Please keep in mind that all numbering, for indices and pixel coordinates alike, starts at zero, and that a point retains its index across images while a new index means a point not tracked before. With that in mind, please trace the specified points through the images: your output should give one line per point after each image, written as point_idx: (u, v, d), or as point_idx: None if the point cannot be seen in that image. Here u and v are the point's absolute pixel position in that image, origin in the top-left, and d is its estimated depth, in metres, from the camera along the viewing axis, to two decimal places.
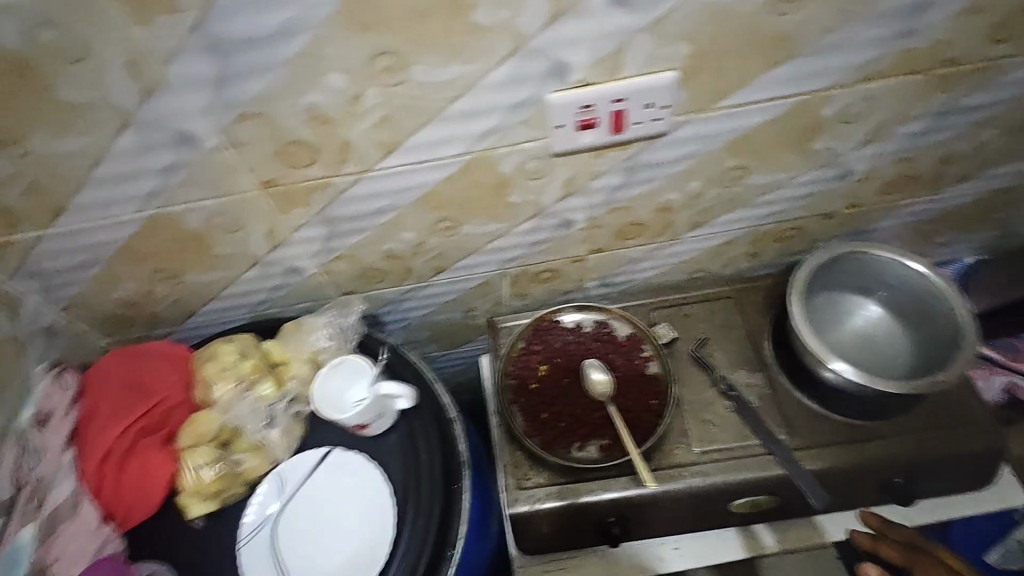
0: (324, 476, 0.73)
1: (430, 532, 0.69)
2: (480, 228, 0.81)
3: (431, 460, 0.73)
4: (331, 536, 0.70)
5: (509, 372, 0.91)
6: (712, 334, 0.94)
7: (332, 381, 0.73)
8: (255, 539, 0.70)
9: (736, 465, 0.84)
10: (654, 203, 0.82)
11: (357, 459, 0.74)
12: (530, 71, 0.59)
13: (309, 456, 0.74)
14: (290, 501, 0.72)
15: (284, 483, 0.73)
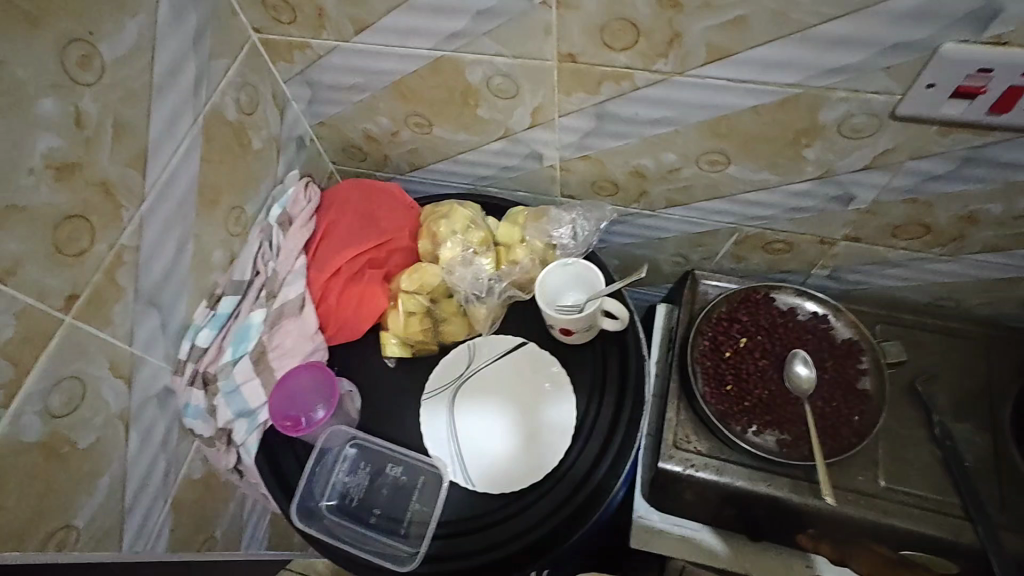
0: (513, 362, 0.73)
1: (604, 457, 0.67)
2: (749, 174, 0.73)
3: (622, 389, 0.70)
4: (505, 423, 0.70)
5: (703, 331, 0.85)
6: (944, 371, 0.83)
7: (558, 271, 0.71)
8: (437, 398, 0.72)
9: (927, 517, 0.74)
10: (960, 208, 0.69)
11: (550, 363, 0.72)
12: (944, 8, 0.49)
13: (503, 343, 0.74)
14: (473, 372, 0.73)
15: (476, 355, 0.74)
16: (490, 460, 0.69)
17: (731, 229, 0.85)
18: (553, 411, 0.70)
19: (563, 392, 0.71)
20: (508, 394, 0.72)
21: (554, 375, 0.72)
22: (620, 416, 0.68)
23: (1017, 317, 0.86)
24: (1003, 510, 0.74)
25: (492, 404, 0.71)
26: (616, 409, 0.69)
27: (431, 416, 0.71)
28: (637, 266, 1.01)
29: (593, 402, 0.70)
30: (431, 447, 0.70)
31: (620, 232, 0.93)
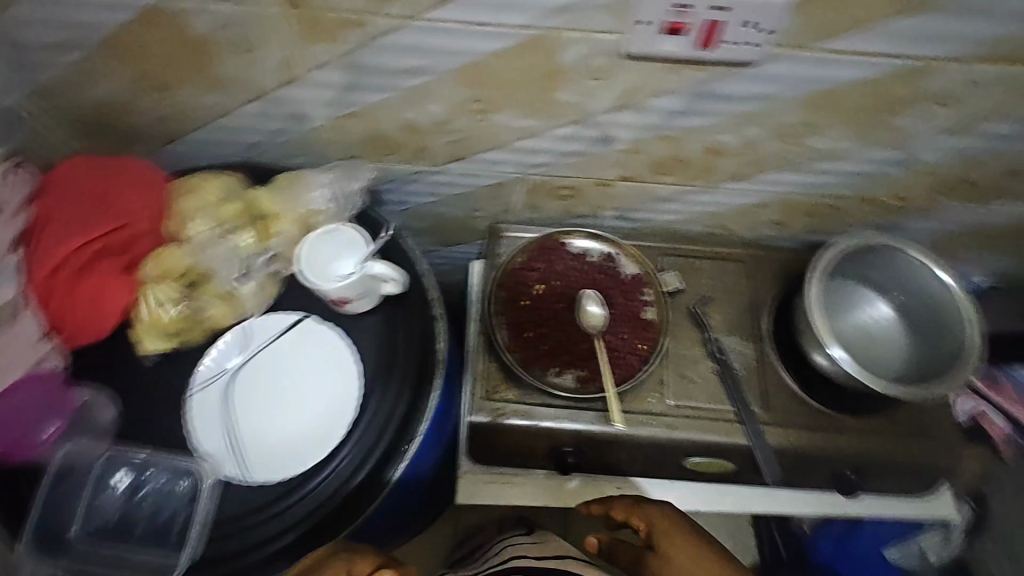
0: (291, 340, 0.68)
1: (393, 421, 0.66)
2: (516, 121, 0.73)
3: (408, 351, 0.69)
4: (285, 404, 0.66)
5: (503, 283, 0.87)
6: (716, 293, 0.91)
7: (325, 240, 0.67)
8: (209, 390, 0.66)
9: (704, 423, 0.83)
10: (704, 142, 0.75)
11: (330, 333, 0.69)
12: None
13: (279, 322, 0.69)
14: (249, 356, 0.67)
15: (249, 339, 0.68)
16: (271, 446, 0.64)
17: (519, 179, 0.86)
18: (337, 384, 0.67)
19: (348, 363, 0.68)
20: (288, 374, 0.67)
21: (338, 347, 0.69)
22: (409, 380, 0.67)
23: (775, 238, 0.96)
24: (765, 407, 0.85)
25: (270, 386, 0.67)
26: (404, 372, 0.68)
27: (202, 409, 0.65)
28: (445, 225, 1.00)
29: (381, 369, 0.68)
30: (205, 442, 0.64)
31: (416, 191, 0.91)
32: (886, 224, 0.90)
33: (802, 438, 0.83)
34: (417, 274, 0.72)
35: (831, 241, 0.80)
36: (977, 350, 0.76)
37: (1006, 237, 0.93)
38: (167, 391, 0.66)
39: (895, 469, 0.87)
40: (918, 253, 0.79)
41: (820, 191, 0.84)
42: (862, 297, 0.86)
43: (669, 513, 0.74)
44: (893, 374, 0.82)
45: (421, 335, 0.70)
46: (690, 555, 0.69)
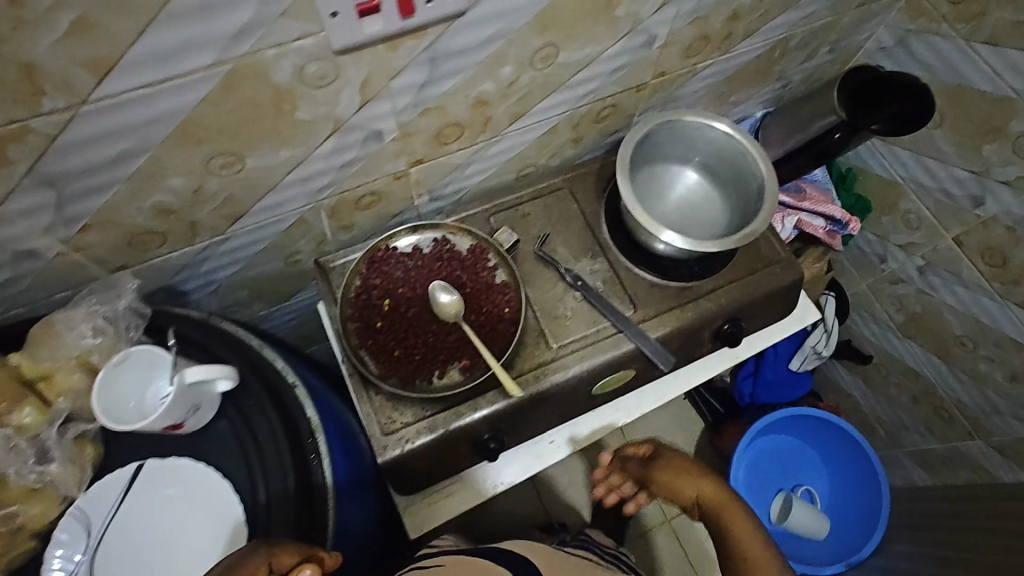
0: (140, 493, 0.61)
1: (291, 512, 0.60)
2: (271, 158, 0.67)
3: (271, 437, 0.63)
4: (160, 560, 0.58)
5: (349, 316, 0.82)
6: (551, 228, 0.93)
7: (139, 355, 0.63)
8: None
9: (594, 348, 0.85)
10: (466, 97, 0.73)
11: (183, 463, 0.62)
12: None
13: (117, 481, 0.61)
14: (99, 533, 0.59)
15: (90, 517, 0.59)
16: None
17: (313, 208, 0.80)
18: (216, 509, 0.60)
19: (214, 483, 0.61)
20: (155, 528, 0.59)
21: (196, 470, 0.61)
22: (291, 465, 0.62)
23: (581, 153, 0.99)
24: (637, 309, 0.89)
25: (137, 551, 0.59)
26: (281, 459, 0.62)
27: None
28: (270, 280, 0.93)
29: (254, 467, 0.62)
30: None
31: (216, 267, 0.82)
32: (662, 100, 0.96)
33: (678, 320, 0.88)
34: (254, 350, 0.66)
35: (623, 136, 0.82)
36: (773, 176, 0.83)
37: (759, 68, 1.03)
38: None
39: (763, 308, 0.95)
40: (691, 116, 0.85)
41: (593, 97, 0.87)
42: (671, 175, 0.92)
43: (684, 457, 0.87)
44: (723, 229, 0.89)
45: (282, 413, 0.64)
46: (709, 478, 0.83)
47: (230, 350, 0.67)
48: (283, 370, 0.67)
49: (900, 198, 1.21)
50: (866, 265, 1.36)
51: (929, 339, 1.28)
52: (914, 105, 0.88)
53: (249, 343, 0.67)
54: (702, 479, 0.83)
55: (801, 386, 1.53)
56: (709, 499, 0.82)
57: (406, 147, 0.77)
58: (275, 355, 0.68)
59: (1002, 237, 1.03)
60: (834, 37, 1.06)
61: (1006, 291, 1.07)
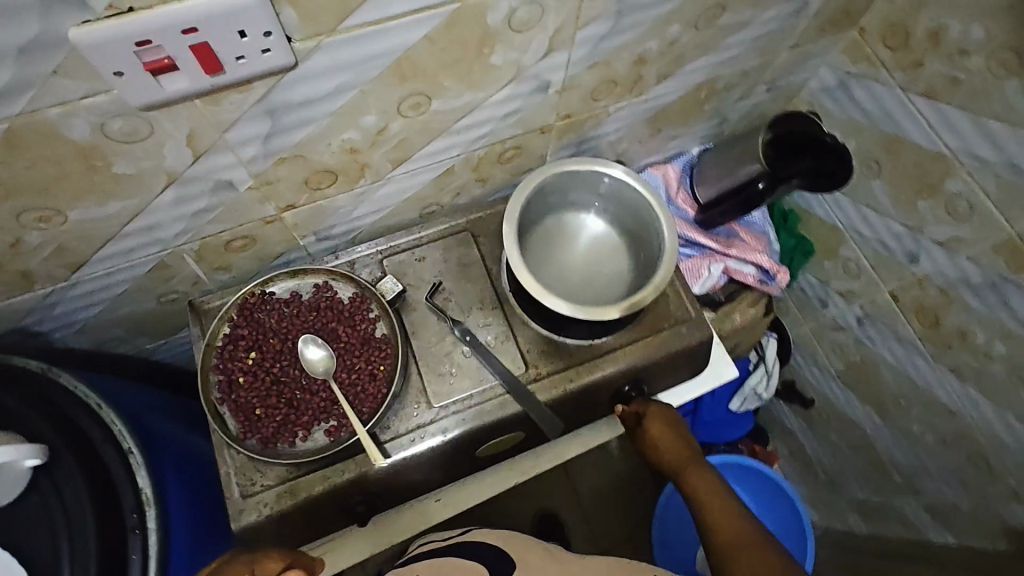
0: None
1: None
2: (99, 210, 0.61)
3: (83, 510, 0.59)
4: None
5: (213, 368, 0.77)
6: (448, 274, 0.87)
7: None
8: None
9: (477, 410, 0.81)
10: (329, 145, 0.67)
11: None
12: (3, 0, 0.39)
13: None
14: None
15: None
16: None
17: (173, 253, 0.74)
18: None
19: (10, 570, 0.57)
20: None
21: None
22: (99, 537, 0.59)
23: (491, 191, 0.94)
24: (528, 368, 0.84)
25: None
26: (88, 531, 0.59)
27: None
28: (148, 319, 0.87)
29: (58, 540, 0.59)
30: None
31: (72, 309, 0.77)
32: (575, 140, 0.90)
33: (571, 381, 0.84)
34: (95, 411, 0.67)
35: (522, 182, 0.78)
36: (671, 234, 0.78)
37: (686, 106, 0.97)
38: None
39: (670, 368, 0.90)
40: (582, 165, 0.80)
41: (490, 140, 0.81)
42: (571, 224, 0.87)
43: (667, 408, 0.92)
44: (625, 286, 0.83)
45: (106, 478, 0.63)
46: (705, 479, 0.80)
47: (58, 413, 0.65)
48: (120, 431, 0.67)
49: (840, 244, 1.15)
50: (809, 308, 1.30)
51: (866, 390, 1.23)
52: (832, 161, 0.85)
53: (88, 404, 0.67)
54: (676, 440, 0.87)
55: (742, 424, 1.48)
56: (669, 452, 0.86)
57: (270, 195, 0.71)
58: (116, 416, 0.68)
59: (936, 298, 0.98)
60: (771, 76, 0.99)
61: (938, 353, 1.01)
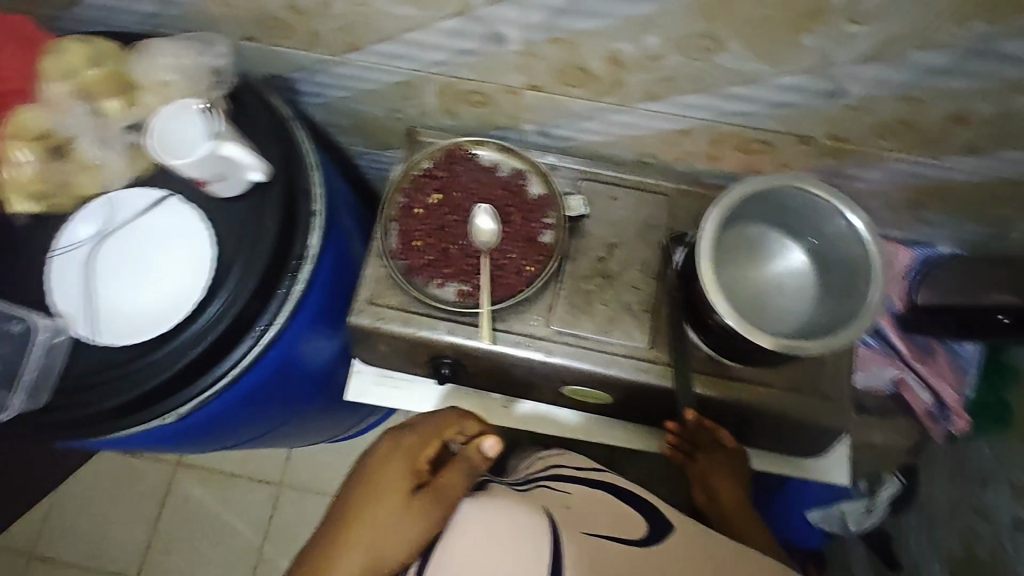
0: (154, 214, 0.69)
1: (241, 301, 0.68)
2: (395, 9, 0.68)
3: (270, 235, 0.70)
4: (150, 279, 0.68)
5: (402, 190, 0.85)
6: (628, 225, 0.86)
7: (172, 126, 0.66)
8: (70, 261, 0.68)
9: (586, 355, 0.81)
10: (603, 49, 0.67)
11: (189, 216, 0.70)
12: None
13: (145, 194, 0.69)
14: (112, 228, 0.69)
15: (98, 215, 0.69)
16: (125, 322, 0.67)
17: (424, 77, 0.81)
18: (197, 278, 0.69)
19: (198, 247, 0.69)
20: (151, 253, 0.69)
21: (198, 237, 0.70)
22: (262, 269, 0.69)
23: (711, 173, 0.89)
24: (653, 347, 0.82)
25: (129, 262, 0.68)
26: (262, 261, 0.70)
27: (65, 280, 0.68)
28: (371, 125, 0.97)
29: (236, 253, 0.70)
30: (67, 310, 0.67)
31: (327, 83, 0.87)
32: (826, 167, 0.82)
33: (686, 383, 0.80)
34: (309, 166, 0.75)
35: (782, 176, 0.72)
36: (875, 308, 0.69)
37: (970, 195, 0.83)
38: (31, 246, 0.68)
39: (783, 432, 0.84)
40: (829, 199, 0.71)
41: (744, 122, 0.76)
42: (775, 245, 0.80)
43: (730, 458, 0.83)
44: (790, 331, 0.77)
45: (286, 227, 0.72)
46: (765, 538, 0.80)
47: (283, 143, 0.73)
48: (315, 191, 0.75)
49: None
50: (959, 475, 1.12)
51: None
52: None
53: (308, 155, 0.75)
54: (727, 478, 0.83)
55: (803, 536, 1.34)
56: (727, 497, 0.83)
57: (524, 68, 0.74)
58: (318, 179, 0.75)
59: None
60: None
61: None
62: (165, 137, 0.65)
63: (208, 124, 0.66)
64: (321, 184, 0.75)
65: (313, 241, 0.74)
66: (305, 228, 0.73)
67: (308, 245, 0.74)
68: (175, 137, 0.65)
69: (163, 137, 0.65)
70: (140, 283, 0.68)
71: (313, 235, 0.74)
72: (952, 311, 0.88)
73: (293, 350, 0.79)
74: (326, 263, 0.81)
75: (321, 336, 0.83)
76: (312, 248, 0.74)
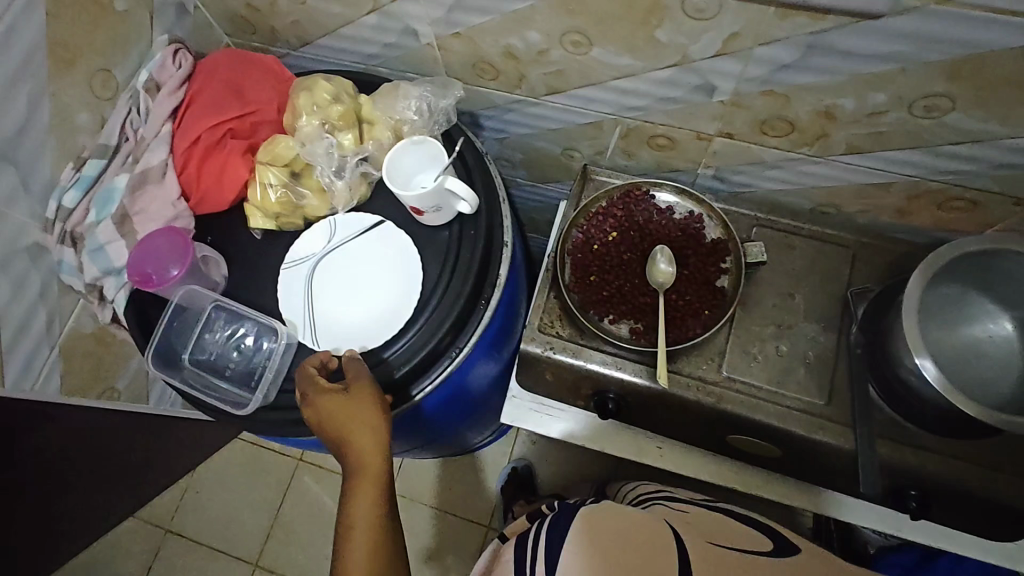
0: (366, 239, 0.75)
1: (437, 336, 0.71)
2: (612, 59, 0.71)
3: (466, 271, 0.73)
4: (362, 297, 0.74)
5: (577, 226, 0.87)
6: (806, 275, 0.85)
7: (403, 161, 0.72)
8: (295, 278, 0.75)
9: (760, 406, 0.79)
10: (818, 103, 0.68)
11: (402, 239, 0.75)
12: None
13: (360, 219, 0.76)
14: (327, 252, 0.75)
15: (317, 237, 0.75)
16: (336, 331, 0.73)
17: (614, 120, 0.84)
18: (402, 299, 0.73)
19: (408, 272, 0.74)
20: (368, 271, 0.74)
21: (409, 261, 0.75)
22: (463, 298, 0.72)
23: (896, 227, 0.86)
24: (831, 404, 0.79)
25: (343, 280, 0.74)
26: (463, 290, 0.73)
27: (290, 294, 0.74)
28: (541, 159, 1.01)
29: (439, 280, 0.73)
30: (291, 322, 0.73)
31: (513, 120, 0.92)
32: None
33: (869, 446, 0.76)
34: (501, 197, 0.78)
35: (998, 240, 0.69)
36: None
37: None
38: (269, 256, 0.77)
39: (971, 509, 0.78)
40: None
41: (954, 179, 0.73)
42: (977, 310, 0.76)
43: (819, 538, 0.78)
44: (991, 402, 0.73)
45: (481, 257, 0.74)
46: None
47: (482, 175, 0.77)
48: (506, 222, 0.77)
49: None
50: None
51: None
52: None
53: (500, 187, 0.78)
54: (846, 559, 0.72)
55: None
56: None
57: (726, 116, 0.75)
58: (508, 211, 0.77)
59: None
60: None
61: None
62: (397, 171, 0.72)
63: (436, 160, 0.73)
64: (512, 216, 0.77)
65: (503, 271, 0.76)
66: (496, 258, 0.76)
67: (498, 275, 0.76)
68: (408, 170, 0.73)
69: (394, 171, 0.72)
70: (352, 299, 0.73)
71: (502, 264, 0.76)
72: None
73: (465, 376, 0.83)
74: (508, 292, 0.84)
75: (489, 363, 0.86)
76: (501, 278, 0.76)
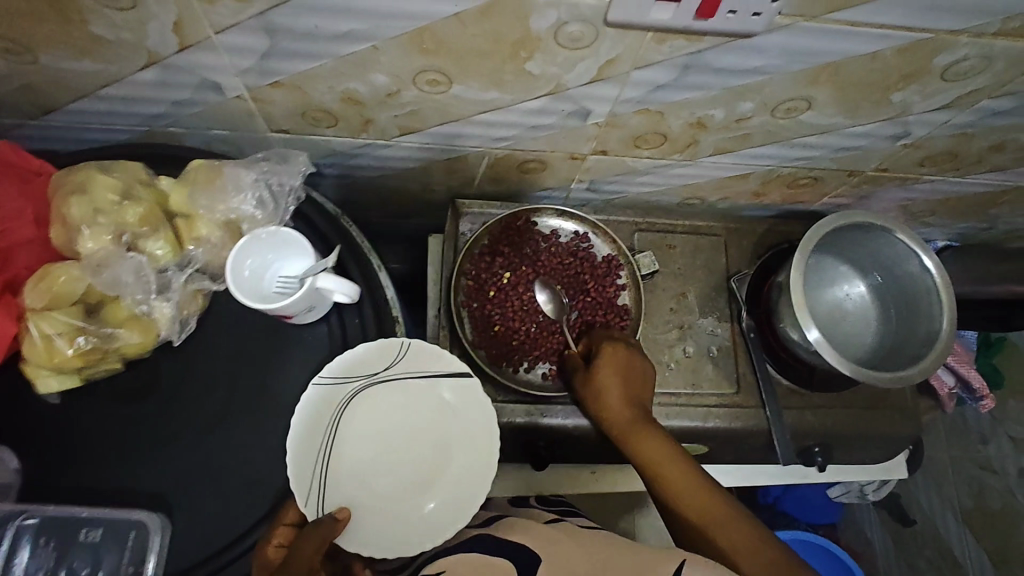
0: (433, 387, 0.63)
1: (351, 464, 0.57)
2: (477, 94, 0.62)
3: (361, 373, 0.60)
4: (407, 463, 0.61)
5: (465, 271, 0.79)
6: (690, 271, 0.86)
7: (249, 260, 0.56)
8: (336, 392, 0.60)
9: (683, 412, 0.81)
10: (689, 115, 0.66)
11: (477, 433, 0.62)
12: None
13: (435, 356, 0.62)
14: (384, 377, 0.62)
15: (374, 362, 0.60)
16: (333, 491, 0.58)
17: (481, 151, 0.75)
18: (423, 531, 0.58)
19: (449, 486, 0.60)
20: (428, 465, 0.61)
21: (455, 483, 0.60)
22: None
23: (752, 207, 0.91)
24: (740, 391, 0.83)
25: (392, 434, 0.62)
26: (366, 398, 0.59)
27: (313, 418, 0.58)
28: (397, 199, 0.89)
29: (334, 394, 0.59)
30: (294, 476, 0.55)
31: (360, 166, 0.79)
32: (862, 193, 0.87)
33: (779, 419, 0.81)
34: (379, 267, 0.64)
35: (846, 213, 0.76)
36: (950, 325, 0.74)
37: (975, 202, 0.92)
38: (89, 419, 0.57)
39: (861, 446, 0.88)
40: (903, 234, 0.75)
41: (801, 164, 0.79)
42: (840, 275, 0.85)
43: (636, 355, 0.69)
44: (862, 354, 0.81)
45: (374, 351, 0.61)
46: (656, 443, 0.61)
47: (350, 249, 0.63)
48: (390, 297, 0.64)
49: None
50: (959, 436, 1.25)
51: (991, 538, 1.16)
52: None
53: (374, 257, 0.64)
54: (606, 387, 0.66)
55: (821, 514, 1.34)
56: (613, 418, 0.65)
57: (599, 136, 0.71)
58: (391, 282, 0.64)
59: None
60: None
61: None
62: (244, 274, 0.56)
63: (293, 256, 0.58)
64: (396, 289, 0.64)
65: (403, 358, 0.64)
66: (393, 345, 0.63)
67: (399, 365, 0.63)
68: (257, 273, 0.57)
69: (240, 276, 0.56)
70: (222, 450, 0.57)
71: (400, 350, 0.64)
72: (969, 307, 0.97)
73: None
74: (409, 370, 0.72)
75: None
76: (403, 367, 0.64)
